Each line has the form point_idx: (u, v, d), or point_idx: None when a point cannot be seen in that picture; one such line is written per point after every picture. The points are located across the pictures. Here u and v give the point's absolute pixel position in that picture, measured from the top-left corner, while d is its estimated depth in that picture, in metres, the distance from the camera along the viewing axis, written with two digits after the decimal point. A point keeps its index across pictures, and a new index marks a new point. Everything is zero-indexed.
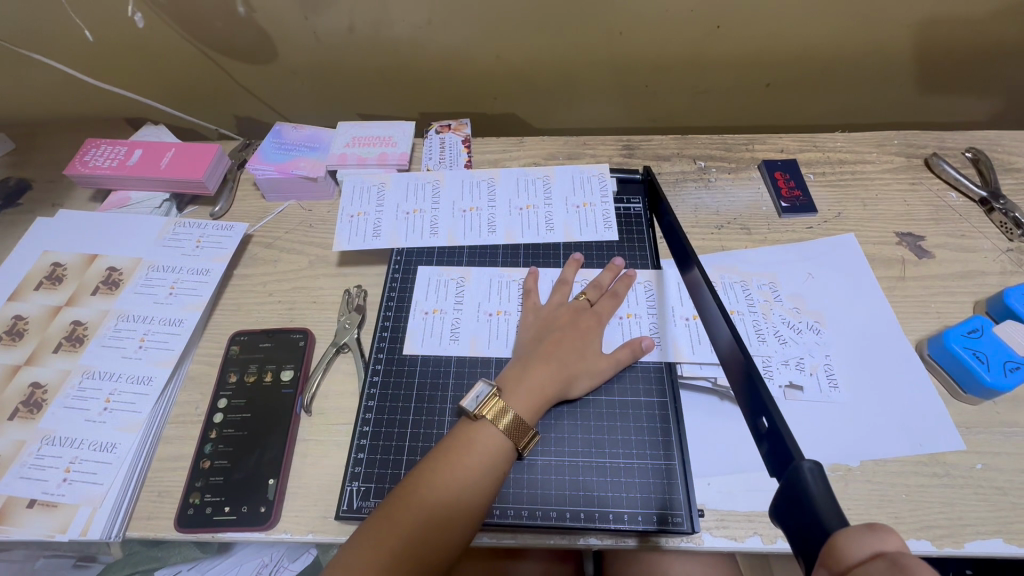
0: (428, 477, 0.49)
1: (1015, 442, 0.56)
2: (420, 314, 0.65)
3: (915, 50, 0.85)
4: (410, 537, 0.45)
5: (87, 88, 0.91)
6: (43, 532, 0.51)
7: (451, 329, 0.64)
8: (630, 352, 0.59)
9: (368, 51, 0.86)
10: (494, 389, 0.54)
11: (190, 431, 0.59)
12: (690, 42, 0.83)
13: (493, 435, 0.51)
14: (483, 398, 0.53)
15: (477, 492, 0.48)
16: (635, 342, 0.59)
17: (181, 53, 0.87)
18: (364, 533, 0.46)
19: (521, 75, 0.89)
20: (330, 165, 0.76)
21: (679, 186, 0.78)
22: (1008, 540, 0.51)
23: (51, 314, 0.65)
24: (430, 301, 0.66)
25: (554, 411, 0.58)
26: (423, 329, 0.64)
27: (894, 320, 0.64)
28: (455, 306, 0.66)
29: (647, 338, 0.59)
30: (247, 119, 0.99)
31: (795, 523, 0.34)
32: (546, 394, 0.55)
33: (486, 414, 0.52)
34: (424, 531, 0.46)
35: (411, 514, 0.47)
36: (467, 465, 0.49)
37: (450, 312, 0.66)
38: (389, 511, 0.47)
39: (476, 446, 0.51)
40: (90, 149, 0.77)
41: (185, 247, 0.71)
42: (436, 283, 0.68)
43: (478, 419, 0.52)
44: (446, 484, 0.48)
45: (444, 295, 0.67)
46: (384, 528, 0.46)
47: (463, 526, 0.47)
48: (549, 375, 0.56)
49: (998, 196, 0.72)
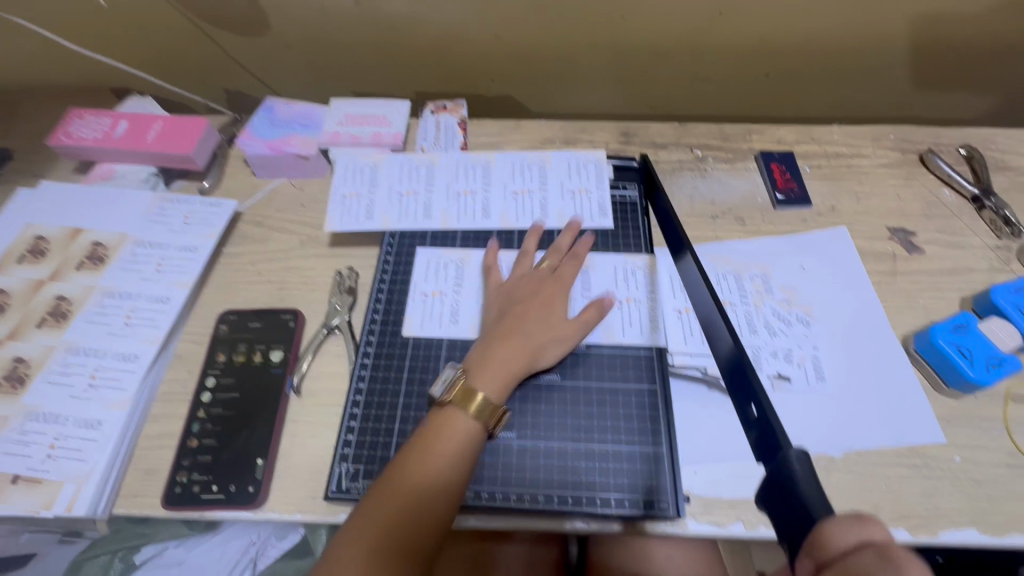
0: (413, 464, 0.49)
1: (993, 436, 0.57)
2: (420, 296, 0.65)
3: (915, 43, 0.85)
4: (388, 529, 0.46)
5: (71, 57, 0.88)
6: (28, 508, 0.51)
7: (450, 310, 0.64)
8: (597, 310, 0.60)
9: (365, 26, 0.84)
10: (459, 373, 0.54)
11: (177, 409, 0.59)
12: (692, 28, 0.82)
13: (459, 421, 0.51)
14: (451, 383, 0.53)
15: (461, 475, 0.49)
16: (600, 301, 0.60)
17: (170, 22, 0.84)
18: (356, 525, 0.46)
19: (520, 57, 0.87)
20: (322, 143, 0.74)
21: (676, 174, 0.78)
22: (981, 530, 0.52)
23: (34, 288, 0.63)
24: (429, 283, 0.66)
25: (522, 389, 0.58)
26: (422, 310, 0.64)
27: (883, 314, 0.65)
28: (456, 287, 0.66)
29: (610, 298, 0.61)
30: (238, 93, 0.97)
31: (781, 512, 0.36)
32: (512, 369, 0.55)
33: (452, 399, 0.52)
34: (415, 519, 0.47)
35: (400, 503, 0.47)
36: (451, 450, 0.50)
37: (450, 293, 0.65)
38: (378, 500, 0.47)
39: (446, 434, 0.51)
40: (73, 119, 0.75)
41: (172, 223, 0.69)
42: (436, 265, 0.67)
43: (445, 407, 0.52)
44: (420, 476, 0.48)
45: (444, 277, 0.66)
46: (374, 518, 0.46)
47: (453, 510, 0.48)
48: (514, 349, 0.56)
49: (990, 193, 0.73)
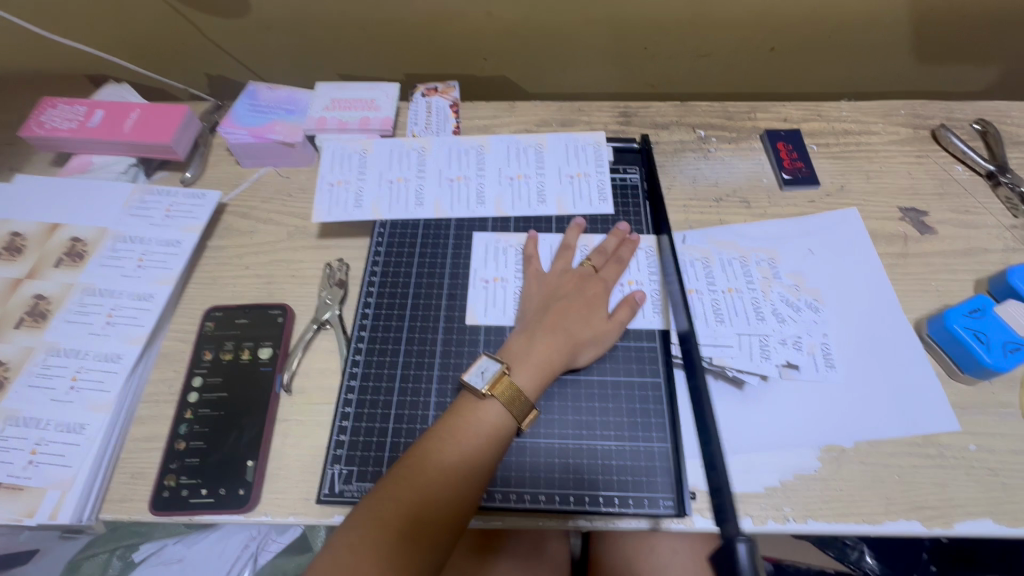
0: (434, 452, 0.47)
1: (1010, 423, 0.55)
2: (481, 283, 0.63)
3: (926, 13, 0.81)
4: (417, 513, 0.44)
5: (44, 46, 0.84)
6: (10, 517, 0.49)
7: (514, 298, 0.62)
8: (630, 309, 0.58)
9: (350, 6, 0.80)
10: (501, 366, 0.52)
11: (164, 410, 0.57)
12: (694, 2, 0.79)
13: (498, 413, 0.50)
14: (491, 375, 0.51)
15: (483, 469, 0.47)
16: (630, 297, 0.59)
17: (146, 4, 0.81)
18: (368, 510, 0.44)
19: (514, 35, 0.84)
20: (308, 129, 0.71)
21: (678, 155, 0.75)
22: (997, 520, 0.50)
23: (11, 287, 0.61)
24: (489, 269, 0.64)
25: (557, 379, 0.57)
26: (484, 298, 0.62)
27: (893, 297, 0.62)
28: (517, 274, 0.63)
29: (640, 292, 0.59)
30: (220, 79, 0.93)
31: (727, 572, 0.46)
32: (552, 365, 0.53)
33: (493, 391, 0.50)
34: (429, 510, 0.44)
35: (415, 491, 0.45)
36: (473, 440, 0.48)
37: (511, 280, 0.63)
38: (392, 487, 0.45)
39: (479, 424, 0.49)
40: (46, 108, 0.71)
41: (154, 216, 0.66)
42: (494, 251, 0.65)
43: (486, 397, 0.51)
44: (457, 461, 0.47)
45: (503, 263, 0.64)
46: (387, 506, 0.44)
47: (469, 504, 0.46)
48: (555, 346, 0.54)
49: (1006, 169, 0.70)
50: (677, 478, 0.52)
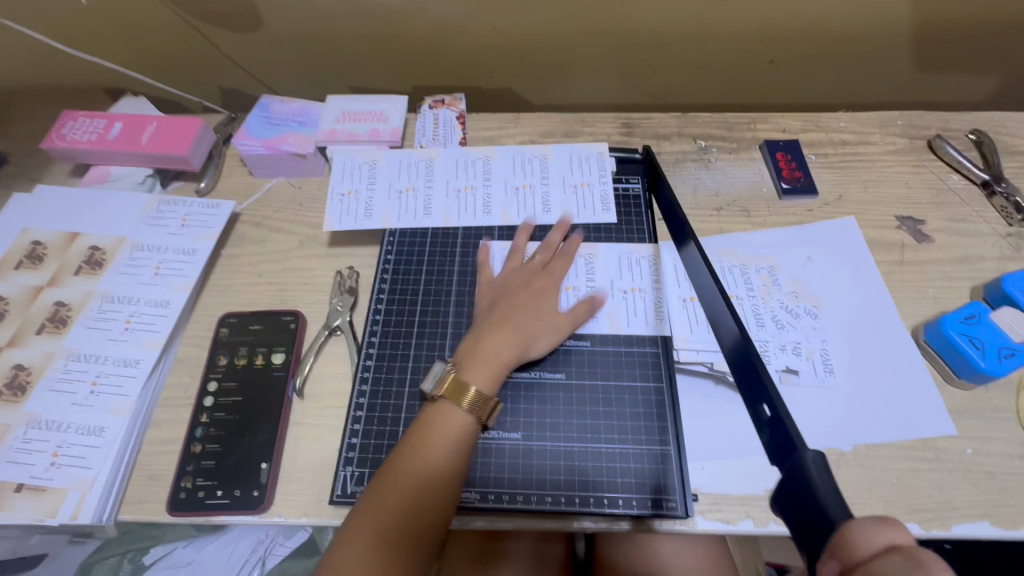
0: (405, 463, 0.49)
1: (1006, 427, 0.56)
2: None
3: (922, 26, 0.83)
4: (393, 524, 0.45)
5: (63, 60, 0.87)
6: (33, 517, 0.51)
7: None
8: (586, 307, 0.60)
9: (361, 21, 0.82)
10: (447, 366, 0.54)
11: (181, 414, 0.58)
12: (695, 16, 0.81)
13: (452, 414, 0.51)
14: (438, 377, 0.53)
15: (452, 471, 0.48)
16: (589, 299, 0.61)
17: (163, 20, 0.83)
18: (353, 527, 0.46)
19: (519, 48, 0.86)
20: (320, 141, 0.73)
21: (680, 165, 0.76)
22: (993, 523, 0.51)
23: (32, 294, 0.63)
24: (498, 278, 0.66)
25: (561, 384, 0.58)
26: None
27: (891, 303, 0.64)
28: None
29: (598, 296, 0.62)
30: (233, 91, 0.95)
31: (799, 517, 0.35)
32: (501, 358, 0.54)
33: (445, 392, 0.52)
34: (405, 519, 0.46)
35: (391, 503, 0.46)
36: (439, 445, 0.49)
37: None
38: (371, 503, 0.47)
39: (441, 429, 0.50)
40: (67, 121, 0.74)
41: (170, 225, 0.68)
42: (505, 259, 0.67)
43: (439, 400, 0.52)
44: (427, 467, 0.48)
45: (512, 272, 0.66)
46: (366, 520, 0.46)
47: (446, 507, 0.47)
48: (503, 338, 0.55)
49: (1001, 179, 0.72)
50: (678, 478, 0.53)
